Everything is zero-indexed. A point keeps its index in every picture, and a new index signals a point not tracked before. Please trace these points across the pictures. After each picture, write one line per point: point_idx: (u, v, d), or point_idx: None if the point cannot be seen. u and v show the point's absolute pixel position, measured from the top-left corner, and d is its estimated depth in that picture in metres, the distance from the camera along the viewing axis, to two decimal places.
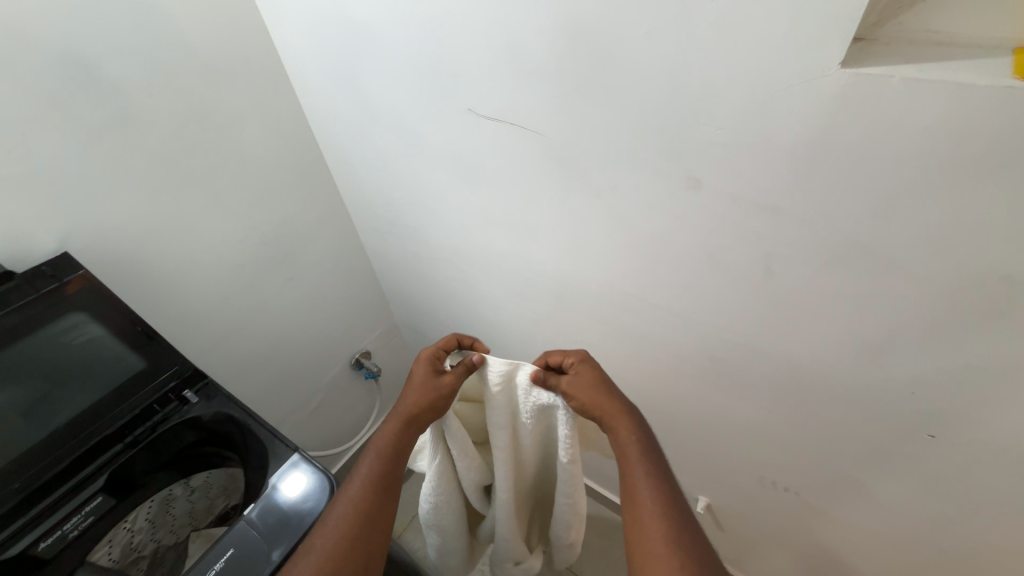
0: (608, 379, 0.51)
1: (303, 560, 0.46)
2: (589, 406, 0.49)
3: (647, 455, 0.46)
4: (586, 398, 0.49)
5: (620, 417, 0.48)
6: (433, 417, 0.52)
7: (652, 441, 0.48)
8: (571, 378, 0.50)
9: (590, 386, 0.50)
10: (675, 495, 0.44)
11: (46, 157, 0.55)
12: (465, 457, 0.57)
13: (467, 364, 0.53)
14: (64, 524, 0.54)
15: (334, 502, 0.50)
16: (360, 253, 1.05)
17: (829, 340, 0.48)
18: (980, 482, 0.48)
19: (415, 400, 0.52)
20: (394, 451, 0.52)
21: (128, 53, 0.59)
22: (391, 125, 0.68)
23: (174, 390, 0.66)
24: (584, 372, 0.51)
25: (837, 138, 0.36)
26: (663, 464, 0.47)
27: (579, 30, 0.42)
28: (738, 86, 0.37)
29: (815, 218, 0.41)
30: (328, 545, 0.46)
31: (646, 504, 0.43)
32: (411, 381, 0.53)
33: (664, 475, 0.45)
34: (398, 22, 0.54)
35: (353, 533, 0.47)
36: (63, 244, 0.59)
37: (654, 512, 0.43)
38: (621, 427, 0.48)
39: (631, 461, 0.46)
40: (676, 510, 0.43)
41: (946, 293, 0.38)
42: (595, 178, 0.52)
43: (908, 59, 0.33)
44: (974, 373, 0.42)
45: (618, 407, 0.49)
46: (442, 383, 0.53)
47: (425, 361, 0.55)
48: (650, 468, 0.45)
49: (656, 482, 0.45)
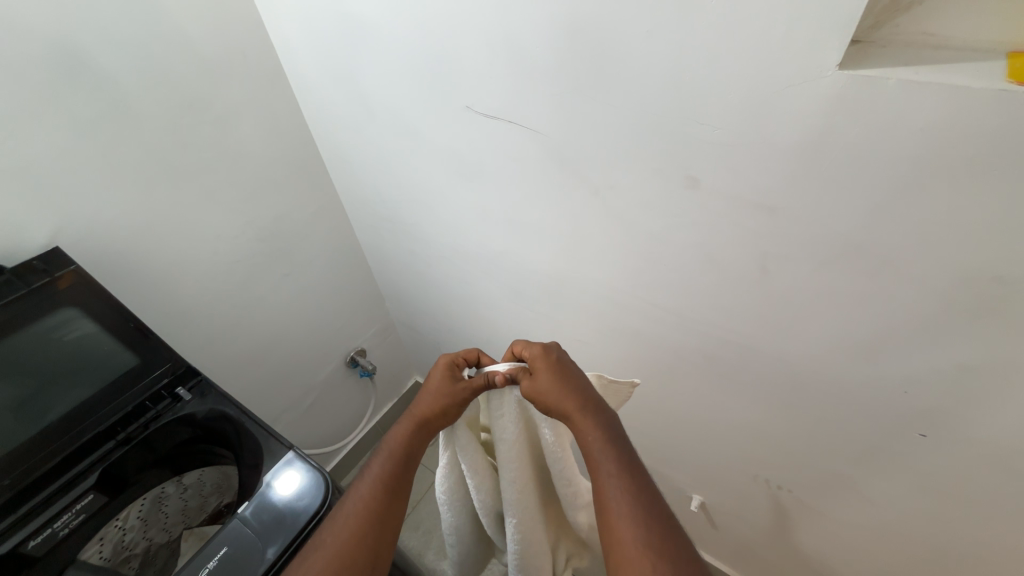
0: (570, 377, 0.50)
1: (312, 556, 0.46)
2: (553, 408, 0.49)
3: (612, 453, 0.46)
4: (549, 401, 0.49)
5: (581, 416, 0.48)
6: (445, 421, 0.53)
7: (619, 435, 0.48)
8: (532, 381, 0.50)
9: (552, 387, 0.50)
10: (642, 485, 0.44)
11: (38, 150, 0.55)
12: (476, 474, 0.56)
13: (486, 379, 0.52)
14: (55, 522, 0.53)
15: (343, 499, 0.50)
16: (356, 251, 1.04)
17: (822, 339, 0.48)
18: (967, 478, 0.49)
19: (434, 403, 0.53)
20: (407, 454, 0.53)
21: (121, 46, 0.58)
22: (388, 122, 0.67)
23: (168, 387, 0.65)
24: (543, 374, 0.50)
25: (833, 138, 0.36)
26: (633, 462, 0.46)
27: (577, 29, 0.42)
28: (736, 87, 0.37)
29: (811, 218, 0.41)
30: (337, 542, 0.46)
31: (614, 502, 0.44)
32: (431, 386, 0.54)
33: (631, 470, 0.45)
34: (397, 18, 0.54)
35: (362, 531, 0.47)
36: (55, 239, 0.58)
37: (621, 509, 0.43)
38: (584, 426, 0.48)
39: (596, 459, 0.46)
40: (642, 504, 0.43)
41: (937, 292, 0.39)
42: (592, 177, 0.52)
43: (904, 61, 0.33)
44: (963, 371, 0.42)
45: (580, 406, 0.48)
46: (460, 389, 0.53)
47: (443, 367, 0.55)
48: (614, 465, 0.45)
49: (621, 478, 0.45)
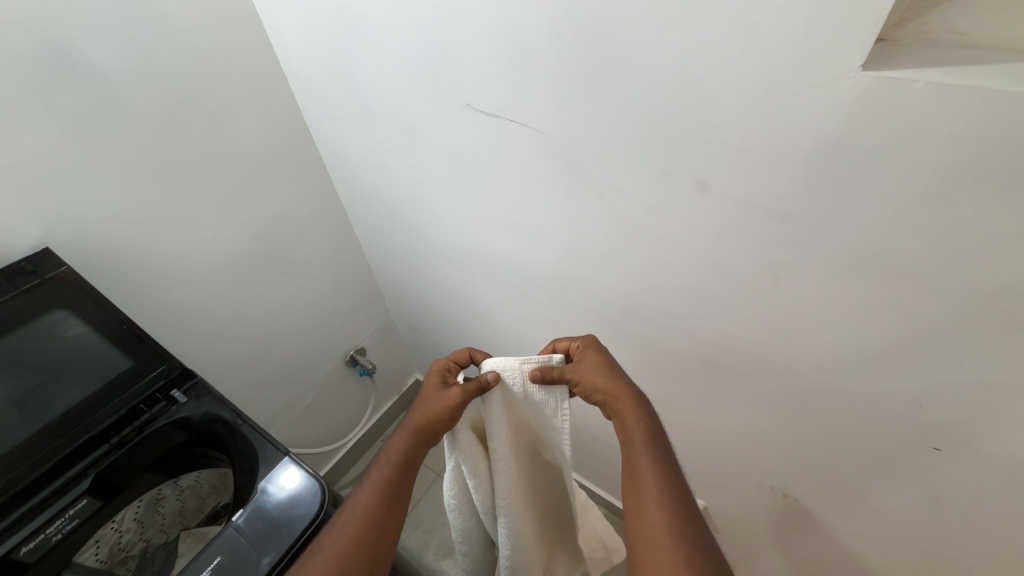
0: (613, 363, 0.50)
1: (309, 560, 0.45)
2: (597, 390, 0.49)
3: (653, 439, 0.45)
4: (594, 383, 0.49)
5: (626, 399, 0.48)
6: (440, 430, 0.51)
7: (660, 427, 0.47)
8: (578, 365, 0.51)
9: (596, 370, 0.50)
10: (679, 477, 0.43)
11: (27, 149, 0.53)
12: (476, 476, 0.53)
13: (479, 382, 0.50)
14: (47, 528, 0.52)
15: (344, 506, 0.48)
16: (355, 249, 1.03)
17: (833, 348, 0.47)
18: (979, 493, 0.48)
19: (425, 410, 0.51)
20: (406, 463, 0.51)
21: (113, 41, 0.56)
22: (387, 118, 0.65)
23: (162, 390, 0.64)
24: (589, 358, 0.51)
25: (851, 144, 0.34)
26: (669, 452, 0.45)
27: (583, 25, 0.40)
28: (751, 88, 0.35)
29: (826, 225, 0.39)
30: (337, 545, 0.45)
31: (648, 488, 0.42)
32: (423, 397, 0.52)
33: (667, 457, 0.44)
34: (397, 13, 0.52)
35: (363, 537, 0.46)
36: (46, 240, 0.57)
37: (655, 494, 0.41)
38: (628, 409, 0.47)
39: (635, 444, 0.45)
40: (674, 491, 0.41)
41: (957, 305, 0.37)
42: (598, 179, 0.50)
43: (934, 62, 0.31)
44: (981, 387, 0.41)
45: (625, 389, 0.48)
46: (450, 394, 0.51)
47: (436, 373, 0.55)
48: (653, 449, 0.44)
49: (658, 463, 0.43)
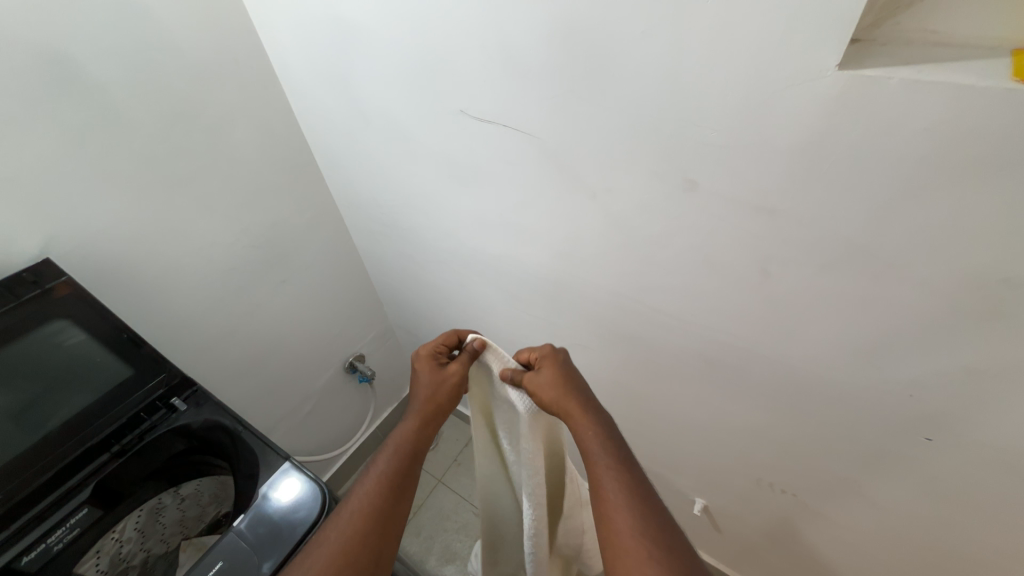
0: (569, 375, 0.50)
1: (314, 552, 0.44)
2: (551, 404, 0.48)
3: (608, 445, 0.45)
4: (547, 396, 0.49)
5: (577, 409, 0.47)
6: (448, 404, 0.54)
7: (615, 433, 0.47)
8: (534, 375, 0.50)
9: (550, 382, 0.49)
10: (640, 482, 0.43)
11: (27, 160, 0.54)
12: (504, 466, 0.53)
13: (472, 349, 0.54)
14: (48, 538, 0.52)
15: (346, 498, 0.48)
16: (352, 255, 1.03)
17: (825, 341, 0.48)
18: (972, 481, 0.48)
19: (432, 393, 0.53)
20: (412, 448, 0.51)
21: (112, 54, 0.57)
22: (381, 125, 0.67)
23: (162, 399, 0.65)
24: (546, 369, 0.50)
25: (832, 140, 0.35)
26: (627, 456, 0.45)
27: (572, 31, 0.41)
28: (734, 88, 0.36)
29: (814, 220, 0.40)
30: (340, 537, 0.44)
31: (608, 491, 0.42)
32: (424, 379, 0.54)
33: (626, 463, 0.44)
34: (388, 22, 0.53)
35: (367, 528, 0.45)
36: (46, 251, 0.58)
37: (615, 497, 0.41)
38: (578, 416, 0.47)
39: (591, 454, 0.45)
40: (635, 493, 0.41)
41: (943, 295, 0.38)
42: (591, 179, 0.51)
43: (908, 60, 0.32)
44: (969, 375, 0.41)
45: (576, 397, 0.48)
46: (452, 373, 0.54)
47: (428, 358, 0.56)
48: (610, 457, 0.44)
49: (618, 469, 0.43)
